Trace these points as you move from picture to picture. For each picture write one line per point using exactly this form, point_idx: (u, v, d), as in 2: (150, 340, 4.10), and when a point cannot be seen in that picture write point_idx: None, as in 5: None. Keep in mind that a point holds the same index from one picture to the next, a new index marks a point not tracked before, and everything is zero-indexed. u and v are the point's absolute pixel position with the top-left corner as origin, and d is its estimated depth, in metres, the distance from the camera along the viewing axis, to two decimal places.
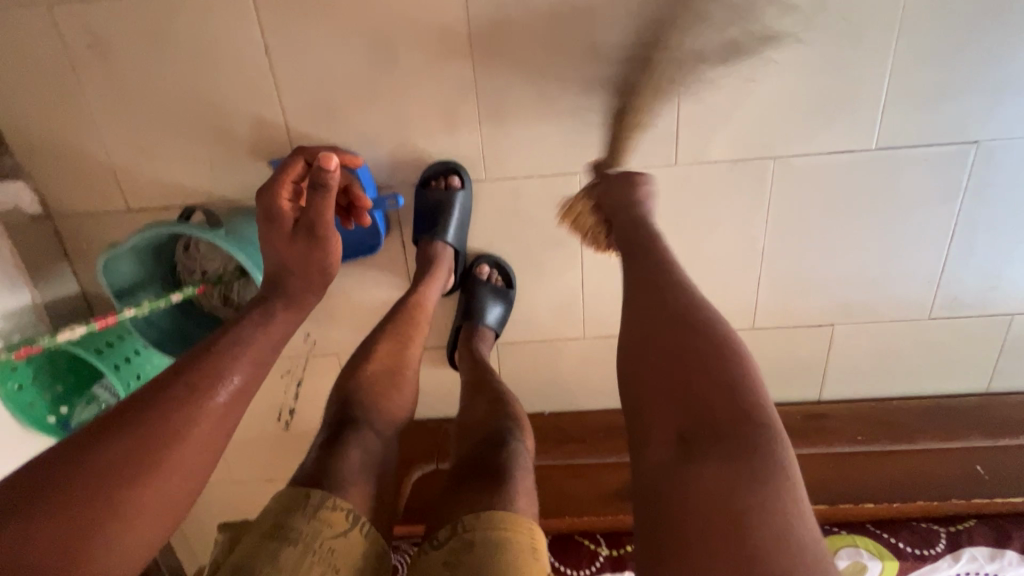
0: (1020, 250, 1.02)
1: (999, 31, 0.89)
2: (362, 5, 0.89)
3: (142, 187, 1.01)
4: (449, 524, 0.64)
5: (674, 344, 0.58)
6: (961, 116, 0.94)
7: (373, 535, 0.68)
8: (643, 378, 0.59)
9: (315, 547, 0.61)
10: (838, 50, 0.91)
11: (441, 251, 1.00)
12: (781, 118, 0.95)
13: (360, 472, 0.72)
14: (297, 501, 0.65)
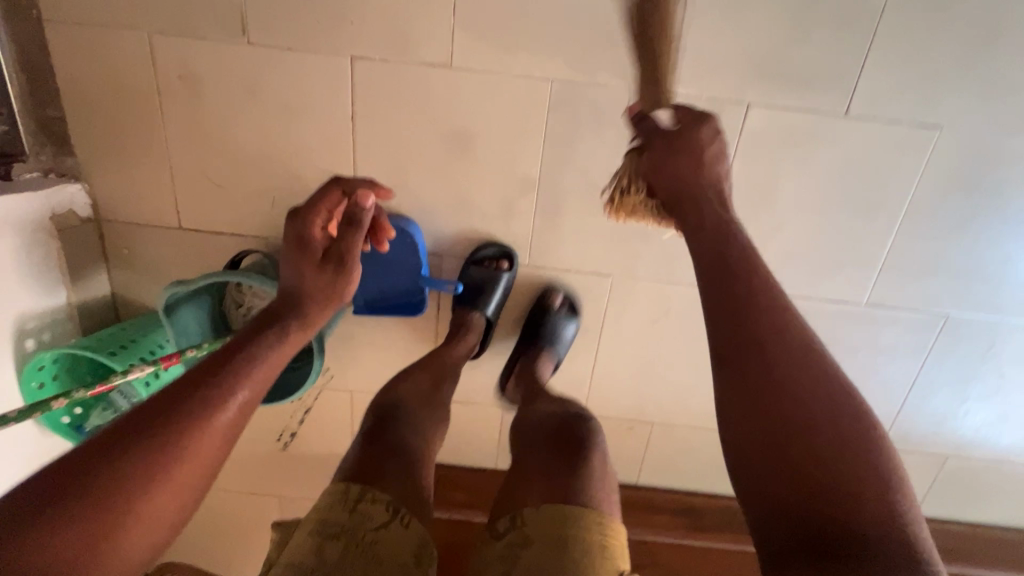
0: (969, 401, 1.18)
1: (987, 226, 1.03)
2: (451, 95, 0.94)
3: (197, 210, 1.03)
4: (508, 517, 0.71)
5: (773, 391, 0.59)
6: (938, 291, 1.08)
7: (415, 528, 0.68)
8: (761, 445, 0.58)
9: (357, 540, 0.62)
10: (849, 221, 1.03)
11: (476, 321, 1.08)
12: (794, 267, 1.08)
13: (393, 466, 0.73)
14: (335, 497, 0.66)
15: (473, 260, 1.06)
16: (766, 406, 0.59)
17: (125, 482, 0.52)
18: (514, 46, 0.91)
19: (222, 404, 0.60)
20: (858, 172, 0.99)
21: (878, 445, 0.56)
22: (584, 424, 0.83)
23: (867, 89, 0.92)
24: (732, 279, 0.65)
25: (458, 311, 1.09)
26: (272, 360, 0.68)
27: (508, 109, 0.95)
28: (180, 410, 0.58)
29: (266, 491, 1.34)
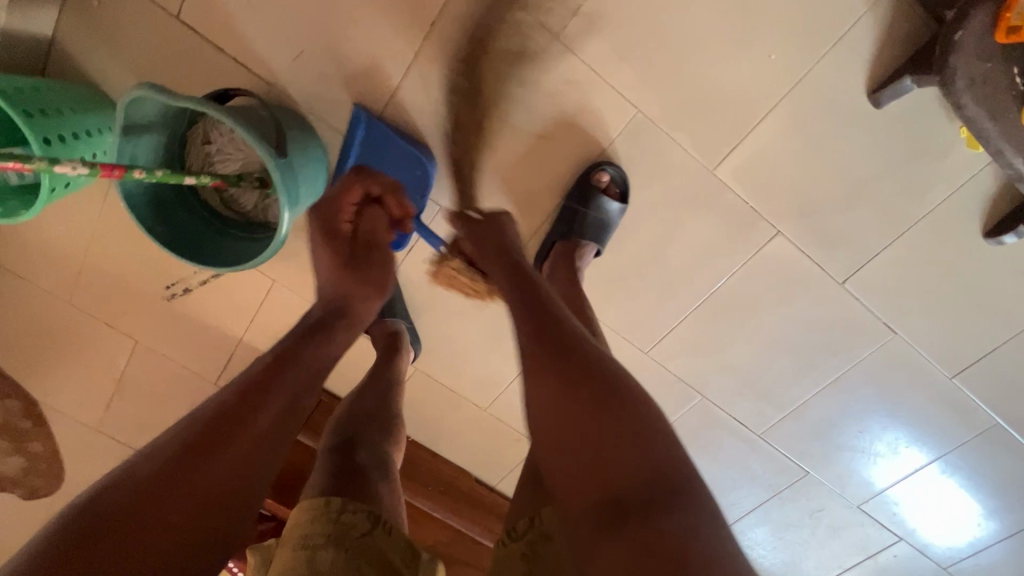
0: (788, 533, 1.36)
1: (887, 411, 1.16)
2: (540, 66, 0.88)
3: (208, 12, 0.86)
4: (526, 518, 0.73)
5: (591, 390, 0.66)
6: (821, 449, 1.22)
7: (397, 535, 0.76)
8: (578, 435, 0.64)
9: (343, 544, 0.69)
10: (790, 363, 1.11)
11: (392, 325, 1.10)
12: (728, 376, 1.14)
13: (348, 483, 0.81)
14: (318, 511, 0.74)
15: None
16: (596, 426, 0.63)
17: (160, 501, 0.55)
18: (622, 60, 0.87)
19: (241, 425, 0.63)
20: (817, 334, 1.07)
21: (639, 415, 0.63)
22: None
23: (867, 275, 1.00)
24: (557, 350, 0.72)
25: (378, 322, 1.11)
26: (297, 377, 0.71)
27: (580, 114, 0.91)
28: (217, 431, 0.61)
29: (126, 328, 1.20)
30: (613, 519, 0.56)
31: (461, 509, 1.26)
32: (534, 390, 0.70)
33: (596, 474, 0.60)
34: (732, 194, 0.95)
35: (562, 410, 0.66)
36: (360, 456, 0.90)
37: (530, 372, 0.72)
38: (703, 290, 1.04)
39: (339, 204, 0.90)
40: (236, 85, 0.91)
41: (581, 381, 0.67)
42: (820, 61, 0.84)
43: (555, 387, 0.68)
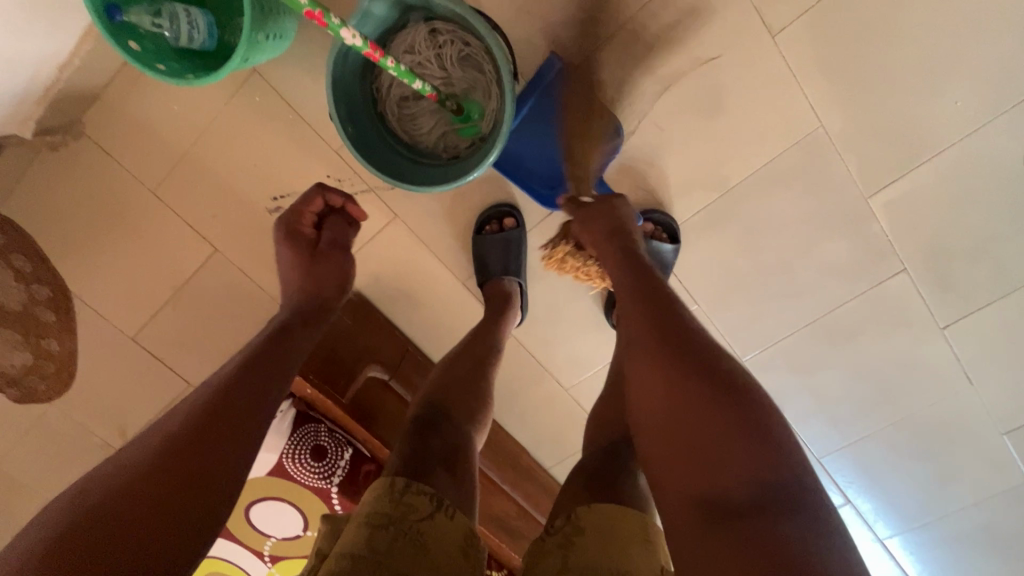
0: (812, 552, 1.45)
1: (938, 459, 1.23)
2: (743, 59, 0.88)
3: None
4: (563, 515, 0.68)
5: (673, 340, 0.62)
6: (867, 483, 1.28)
7: (459, 519, 0.66)
8: (649, 394, 0.60)
9: (406, 528, 0.61)
10: (869, 395, 1.17)
11: (508, 286, 1.04)
12: (811, 397, 1.18)
13: (410, 458, 0.70)
14: (378, 492, 0.65)
15: (477, 227, 1.05)
16: (677, 376, 0.58)
17: (150, 476, 0.51)
18: (821, 71, 0.89)
19: (231, 393, 0.58)
20: (900, 372, 1.13)
21: (721, 373, 0.58)
22: None
23: (966, 323, 1.07)
24: (640, 299, 0.69)
25: (492, 280, 1.03)
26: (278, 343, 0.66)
27: (764, 114, 0.92)
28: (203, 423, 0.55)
29: (207, 234, 1.09)
30: (723, 534, 0.50)
31: (522, 483, 1.23)
32: (638, 379, 0.62)
33: (666, 439, 0.57)
34: (876, 223, 0.99)
35: (663, 416, 0.58)
36: (443, 439, 0.76)
37: (633, 371, 0.63)
38: (818, 309, 1.08)
39: (297, 212, 0.86)
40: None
41: (687, 373, 0.58)
42: (998, 116, 0.89)
43: (654, 395, 0.60)
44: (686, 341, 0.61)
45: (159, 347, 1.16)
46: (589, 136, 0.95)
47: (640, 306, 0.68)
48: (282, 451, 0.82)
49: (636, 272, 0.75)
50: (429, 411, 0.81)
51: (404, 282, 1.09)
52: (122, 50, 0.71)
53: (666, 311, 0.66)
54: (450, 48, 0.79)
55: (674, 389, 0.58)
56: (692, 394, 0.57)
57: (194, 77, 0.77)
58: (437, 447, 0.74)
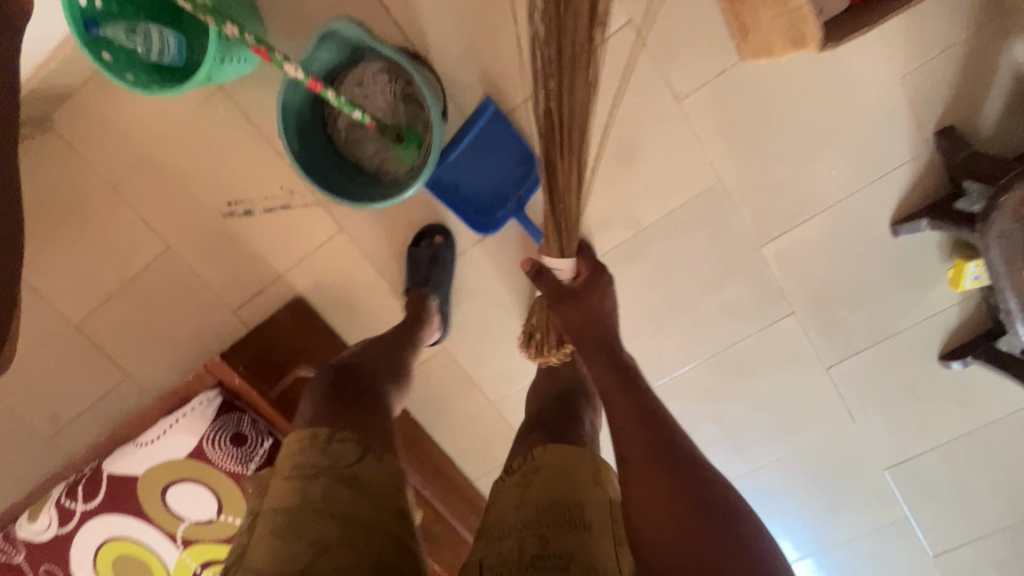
0: None
1: (832, 490, 1.34)
2: (653, 120, 1.02)
3: None
4: (521, 457, 0.75)
5: (684, 461, 0.69)
6: (769, 508, 1.39)
7: (388, 460, 0.73)
8: (651, 501, 0.66)
9: (337, 473, 0.68)
10: (769, 424, 1.29)
11: (427, 303, 1.09)
12: (717, 423, 1.29)
13: (329, 409, 0.77)
14: (306, 442, 0.72)
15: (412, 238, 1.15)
16: (683, 492, 0.66)
17: None
18: (721, 137, 1.03)
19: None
20: (793, 405, 1.26)
21: (723, 492, 0.67)
22: (579, 398, 0.92)
23: (850, 364, 1.20)
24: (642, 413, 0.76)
25: (412, 289, 1.10)
26: None
27: (673, 168, 1.05)
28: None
29: (161, 231, 1.15)
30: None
31: (445, 492, 1.29)
32: (634, 480, 0.69)
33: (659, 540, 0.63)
34: (769, 270, 1.12)
35: (660, 524, 0.64)
36: (359, 386, 0.84)
37: (626, 463, 0.71)
38: (722, 343, 1.20)
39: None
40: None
41: (677, 495, 0.66)
42: (864, 186, 1.05)
43: (649, 515, 0.65)
44: (683, 458, 0.70)
45: (108, 331, 1.23)
46: (520, 170, 1.06)
47: (632, 423, 0.75)
48: (203, 436, 0.88)
49: (628, 382, 0.81)
50: (338, 374, 0.86)
51: (346, 291, 1.17)
52: (98, 63, 0.81)
53: (658, 431, 0.73)
54: (394, 84, 0.91)
55: (675, 495, 0.66)
56: (689, 513, 0.64)
57: (160, 87, 0.86)
58: (353, 396, 0.81)
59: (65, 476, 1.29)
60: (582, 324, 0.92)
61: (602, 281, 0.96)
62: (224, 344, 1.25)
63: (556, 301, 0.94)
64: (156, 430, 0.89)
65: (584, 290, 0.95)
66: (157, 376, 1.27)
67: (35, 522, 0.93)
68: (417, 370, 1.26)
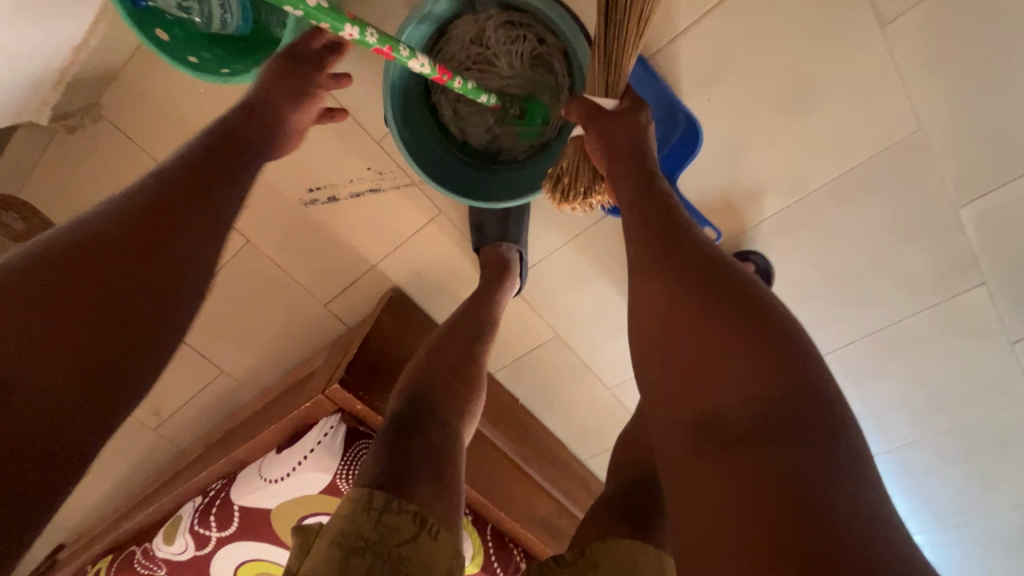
0: None
1: (983, 467, 1.19)
2: (838, 55, 0.79)
3: None
4: (577, 550, 0.78)
5: (704, 285, 0.58)
6: (903, 486, 1.27)
7: (444, 541, 0.65)
8: (656, 340, 0.59)
9: (383, 556, 0.60)
10: (925, 404, 1.12)
11: (506, 254, 0.96)
12: (861, 405, 1.15)
13: (392, 469, 0.68)
14: (357, 508, 0.64)
15: None
16: (699, 319, 0.56)
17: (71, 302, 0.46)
18: (934, 72, 0.78)
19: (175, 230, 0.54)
20: (960, 384, 1.08)
21: (762, 325, 0.54)
22: None
23: None
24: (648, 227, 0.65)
25: (488, 245, 0.97)
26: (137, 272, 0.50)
27: (856, 115, 0.83)
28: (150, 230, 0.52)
29: (238, 224, 1.02)
30: (764, 496, 0.45)
31: (567, 484, 1.19)
32: (642, 297, 0.62)
33: (669, 400, 0.56)
34: (963, 236, 0.91)
35: (682, 375, 0.55)
36: (422, 437, 0.74)
37: (634, 286, 0.64)
38: (882, 320, 1.02)
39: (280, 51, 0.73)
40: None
41: (710, 339, 0.54)
42: None
43: (669, 363, 0.57)
44: (745, 299, 0.56)
45: (196, 329, 1.16)
46: (659, 133, 0.88)
47: (658, 250, 0.63)
48: (335, 471, 0.81)
49: (648, 197, 0.68)
50: (412, 406, 0.79)
51: (449, 278, 1.05)
52: (166, 56, 0.64)
53: (701, 264, 0.60)
54: (521, 44, 0.81)
55: (685, 323, 0.57)
56: (722, 357, 0.53)
57: (232, 70, 0.70)
58: (417, 452, 0.72)
59: (178, 468, 1.29)
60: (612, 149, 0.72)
61: (645, 113, 0.75)
62: (318, 337, 1.16)
63: (586, 119, 0.74)
64: (285, 464, 0.82)
65: (620, 114, 0.73)
66: (253, 370, 1.22)
67: (172, 544, 0.92)
68: (527, 358, 1.15)
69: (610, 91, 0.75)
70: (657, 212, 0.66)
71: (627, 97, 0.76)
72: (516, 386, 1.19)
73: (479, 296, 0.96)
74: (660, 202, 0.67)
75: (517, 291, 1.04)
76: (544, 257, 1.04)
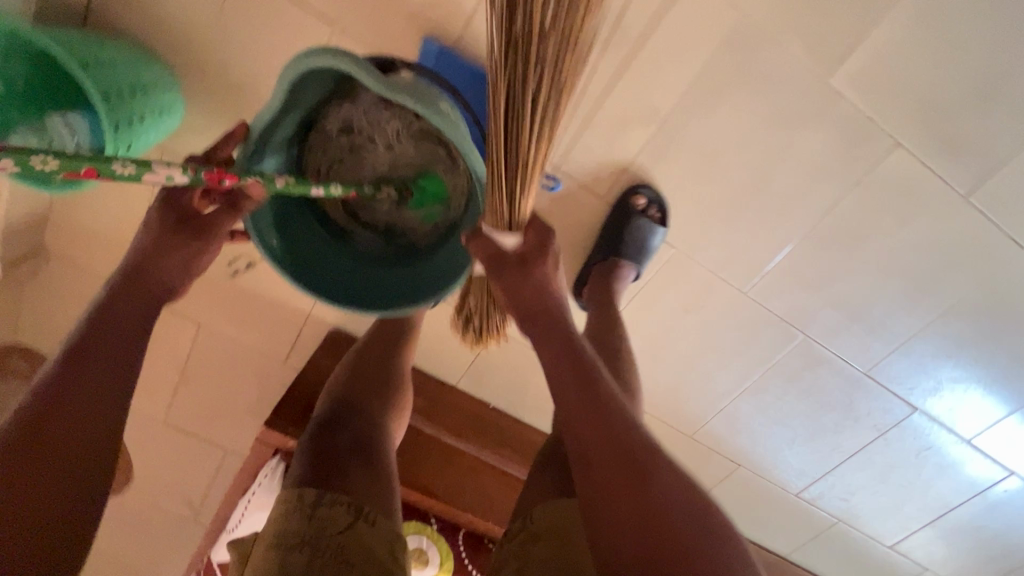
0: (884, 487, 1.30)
1: (996, 336, 1.08)
2: None
3: None
4: (520, 517, 0.80)
5: (617, 417, 0.63)
6: (921, 388, 1.15)
7: (381, 526, 0.71)
8: (586, 472, 0.61)
9: (321, 545, 0.65)
10: (903, 290, 1.03)
11: None
12: (835, 312, 1.07)
13: (319, 469, 0.74)
14: (291, 508, 0.69)
15: None
16: (621, 459, 0.60)
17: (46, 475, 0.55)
18: None
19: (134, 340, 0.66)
20: (927, 260, 1.00)
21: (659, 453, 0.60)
22: None
23: (995, 184, 0.91)
24: (563, 360, 0.69)
25: None
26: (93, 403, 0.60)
27: (674, 26, 0.81)
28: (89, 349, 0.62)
29: (186, 313, 1.13)
30: None
31: None
32: (573, 432, 0.64)
33: (606, 534, 0.57)
34: (846, 102, 0.86)
35: (608, 503, 0.58)
36: (346, 436, 0.80)
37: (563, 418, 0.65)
38: (809, 215, 0.96)
39: (212, 152, 0.78)
40: (312, 36, 0.85)
41: (610, 473, 0.59)
42: None
43: (609, 499, 0.58)
44: (643, 442, 0.61)
45: (191, 414, 1.27)
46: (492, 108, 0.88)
47: (567, 375, 0.68)
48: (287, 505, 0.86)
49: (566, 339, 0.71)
50: (335, 409, 0.84)
51: None
52: (48, 189, 0.77)
53: (589, 387, 0.66)
54: (397, 123, 0.87)
55: (611, 457, 0.60)
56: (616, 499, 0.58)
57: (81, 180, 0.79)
58: (343, 448, 0.78)
59: None
60: (529, 303, 0.76)
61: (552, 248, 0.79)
62: None
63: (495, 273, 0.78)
64: (235, 514, 0.89)
65: (528, 251, 0.79)
66: (250, 441, 1.31)
67: None
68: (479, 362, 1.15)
69: (513, 224, 0.79)
70: (577, 356, 0.69)
71: (530, 230, 0.80)
72: (480, 394, 1.17)
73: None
74: (569, 351, 0.70)
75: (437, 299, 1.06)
76: None
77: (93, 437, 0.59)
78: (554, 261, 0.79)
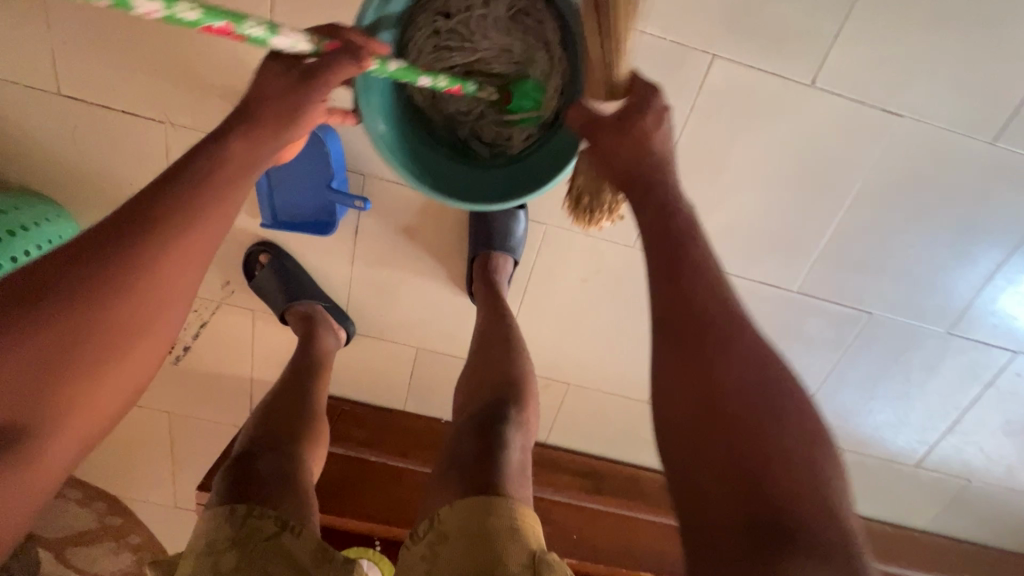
0: (876, 401, 1.20)
1: (931, 214, 1.00)
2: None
3: (86, 89, 0.92)
4: (427, 519, 0.79)
5: (736, 339, 0.58)
6: (869, 289, 1.07)
7: (306, 534, 0.74)
8: (699, 391, 0.55)
9: (249, 551, 0.68)
10: (798, 194, 0.98)
11: (310, 309, 1.05)
12: (736, 239, 1.03)
13: (251, 485, 0.76)
14: (221, 520, 0.71)
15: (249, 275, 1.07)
16: (743, 385, 0.54)
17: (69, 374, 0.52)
18: None
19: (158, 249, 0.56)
20: (809, 155, 0.95)
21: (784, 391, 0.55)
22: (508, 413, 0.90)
23: (837, 62, 0.88)
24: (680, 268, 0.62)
25: (287, 310, 1.05)
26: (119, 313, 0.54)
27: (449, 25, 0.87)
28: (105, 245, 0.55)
29: (155, 405, 1.25)
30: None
31: None
32: (687, 352, 0.58)
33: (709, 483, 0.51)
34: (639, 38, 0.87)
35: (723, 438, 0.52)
36: (270, 459, 0.83)
37: (670, 337, 0.60)
38: None
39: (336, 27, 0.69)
40: (154, 137, 0.95)
41: (732, 404, 0.53)
42: None
43: (724, 431, 0.52)
44: (767, 383, 0.55)
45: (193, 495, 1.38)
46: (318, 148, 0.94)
47: (681, 281, 0.62)
48: None
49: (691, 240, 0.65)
50: (260, 436, 0.87)
51: None
52: None
53: (709, 301, 0.60)
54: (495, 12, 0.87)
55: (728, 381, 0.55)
56: (712, 409, 0.54)
57: None
58: (266, 470, 0.80)
59: None
60: (624, 174, 0.70)
61: (655, 107, 0.70)
62: None
63: (590, 139, 0.73)
64: None
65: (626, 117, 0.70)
66: None
67: None
68: (414, 383, 1.19)
69: (615, 93, 0.74)
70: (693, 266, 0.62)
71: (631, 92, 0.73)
72: (427, 409, 1.21)
73: (301, 352, 1.04)
74: (657, 219, 0.66)
75: (347, 334, 1.12)
76: (350, 291, 1.10)
77: (121, 383, 0.56)
78: (658, 120, 0.70)
